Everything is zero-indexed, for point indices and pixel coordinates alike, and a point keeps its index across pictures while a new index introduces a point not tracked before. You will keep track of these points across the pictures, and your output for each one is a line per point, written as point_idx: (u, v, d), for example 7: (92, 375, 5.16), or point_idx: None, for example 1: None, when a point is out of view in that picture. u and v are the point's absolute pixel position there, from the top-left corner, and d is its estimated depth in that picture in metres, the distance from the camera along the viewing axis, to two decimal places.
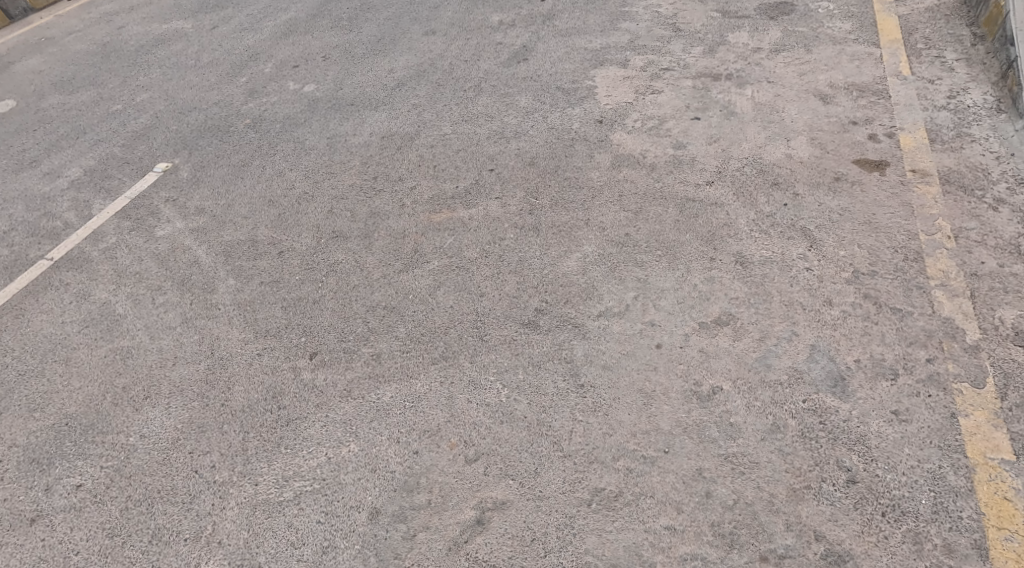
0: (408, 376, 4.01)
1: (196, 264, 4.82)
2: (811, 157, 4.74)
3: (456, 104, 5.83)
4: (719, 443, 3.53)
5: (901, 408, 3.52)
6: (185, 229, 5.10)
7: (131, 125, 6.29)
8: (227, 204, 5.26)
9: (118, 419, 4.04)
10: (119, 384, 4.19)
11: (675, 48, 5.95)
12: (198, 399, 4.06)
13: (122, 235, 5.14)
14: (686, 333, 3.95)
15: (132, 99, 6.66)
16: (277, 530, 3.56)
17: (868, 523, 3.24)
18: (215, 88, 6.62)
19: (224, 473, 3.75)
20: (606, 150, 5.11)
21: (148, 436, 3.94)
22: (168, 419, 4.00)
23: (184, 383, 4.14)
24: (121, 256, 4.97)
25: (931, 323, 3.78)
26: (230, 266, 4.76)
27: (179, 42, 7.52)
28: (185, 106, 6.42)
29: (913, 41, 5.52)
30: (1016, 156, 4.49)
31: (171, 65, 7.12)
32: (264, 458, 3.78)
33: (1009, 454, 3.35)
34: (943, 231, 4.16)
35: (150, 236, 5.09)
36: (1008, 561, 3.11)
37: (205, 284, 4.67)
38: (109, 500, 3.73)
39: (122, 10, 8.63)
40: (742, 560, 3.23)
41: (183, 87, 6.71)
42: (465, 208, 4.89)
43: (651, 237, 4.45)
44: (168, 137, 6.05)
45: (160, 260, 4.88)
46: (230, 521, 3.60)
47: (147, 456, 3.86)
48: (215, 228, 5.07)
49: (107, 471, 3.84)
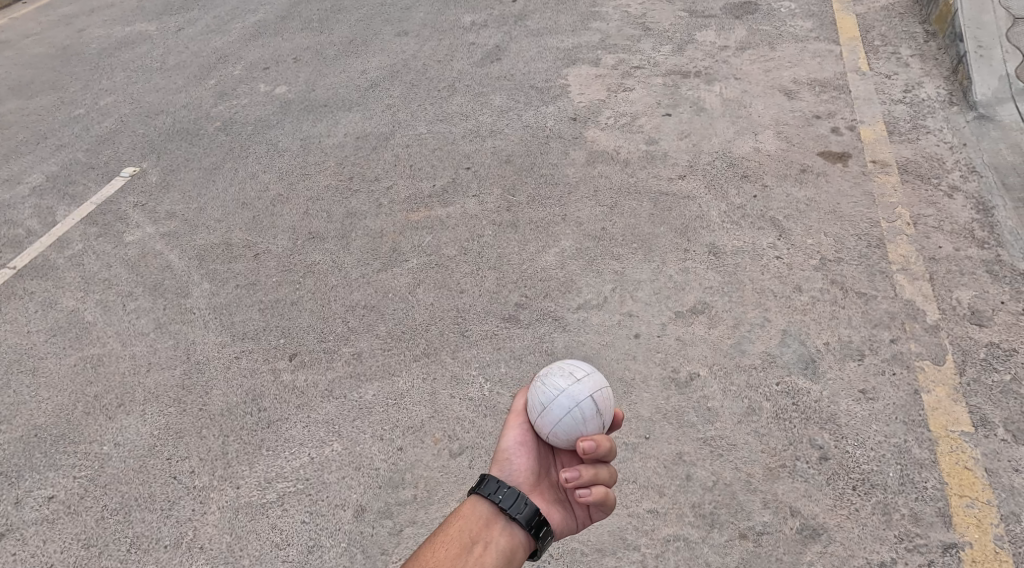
0: (390, 373, 4.12)
1: (168, 268, 4.89)
2: (777, 151, 4.91)
3: (431, 104, 5.94)
4: (697, 427, 3.68)
5: (868, 387, 3.70)
6: (155, 234, 5.16)
7: (94, 129, 6.33)
8: (199, 207, 5.33)
9: (90, 428, 4.09)
10: (90, 393, 4.25)
11: (644, 47, 6.11)
12: (175, 405, 4.13)
13: (89, 242, 5.19)
14: (663, 322, 4.10)
15: (95, 103, 6.69)
16: (260, 532, 3.62)
17: (840, 497, 3.40)
18: (183, 91, 6.67)
19: (204, 478, 3.82)
20: (579, 147, 5.25)
21: (123, 444, 4.00)
22: (142, 426, 4.06)
23: (159, 389, 4.21)
24: (89, 263, 5.02)
25: (894, 305, 3.96)
26: (204, 270, 4.84)
27: (144, 45, 7.55)
28: (152, 110, 6.47)
29: (871, 38, 5.73)
30: (968, 146, 4.69)
31: (136, 68, 7.15)
32: (245, 461, 3.86)
33: (968, 426, 3.53)
34: (903, 219, 4.35)
35: (118, 242, 5.15)
36: (969, 526, 3.28)
37: (178, 289, 4.75)
38: (84, 511, 3.77)
39: (82, 12, 8.63)
40: (722, 539, 3.36)
41: (149, 90, 6.75)
42: (442, 206, 5.01)
43: (627, 231, 4.60)
44: (134, 141, 6.11)
45: (130, 266, 4.94)
46: (211, 525, 3.66)
47: (122, 464, 3.92)
48: (187, 232, 5.15)
49: (80, 481, 3.88)
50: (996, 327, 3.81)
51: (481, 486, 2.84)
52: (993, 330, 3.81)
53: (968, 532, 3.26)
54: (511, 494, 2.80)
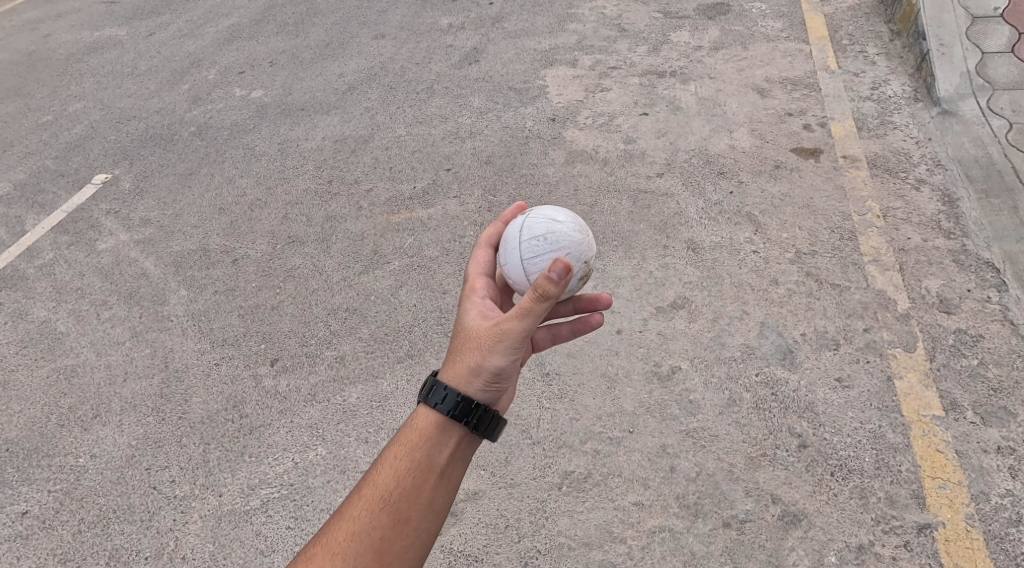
0: (373, 376, 4.19)
1: (144, 276, 4.92)
2: (751, 147, 5.01)
3: (409, 107, 6.00)
4: (679, 420, 3.77)
5: (843, 375, 3.81)
6: (130, 241, 5.19)
7: (64, 137, 6.34)
8: (175, 213, 5.36)
9: (65, 440, 4.12)
10: (64, 404, 4.28)
11: (621, 47, 6.20)
12: (153, 415, 4.16)
13: (60, 251, 5.21)
14: (644, 317, 4.19)
15: (64, 110, 6.69)
16: (244, 539, 3.68)
17: (819, 483, 3.50)
18: (156, 96, 6.68)
19: (184, 487, 3.86)
20: (559, 147, 5.33)
21: (99, 456, 4.03)
22: (120, 437, 4.09)
23: (136, 398, 4.24)
24: (61, 272, 5.04)
25: (867, 295, 4.08)
26: (181, 277, 4.88)
27: (113, 50, 7.55)
28: (123, 115, 6.47)
29: (839, 37, 5.87)
30: (933, 140, 4.83)
31: (105, 73, 7.15)
32: (227, 469, 3.90)
33: (939, 410, 3.65)
34: (873, 212, 4.47)
35: (91, 250, 5.17)
36: (943, 507, 3.38)
37: (155, 296, 4.78)
38: (60, 525, 3.80)
39: (48, 17, 8.60)
40: (706, 528, 3.45)
41: (120, 95, 6.76)
42: (423, 208, 5.07)
43: (607, 228, 4.68)
44: (105, 147, 6.12)
45: (104, 275, 4.97)
46: (193, 535, 3.70)
47: (98, 476, 3.95)
48: (163, 239, 5.17)
49: (56, 495, 3.91)
50: (963, 314, 3.94)
51: (444, 401, 2.70)
52: (961, 317, 3.93)
53: (941, 512, 3.37)
54: (490, 417, 2.75)
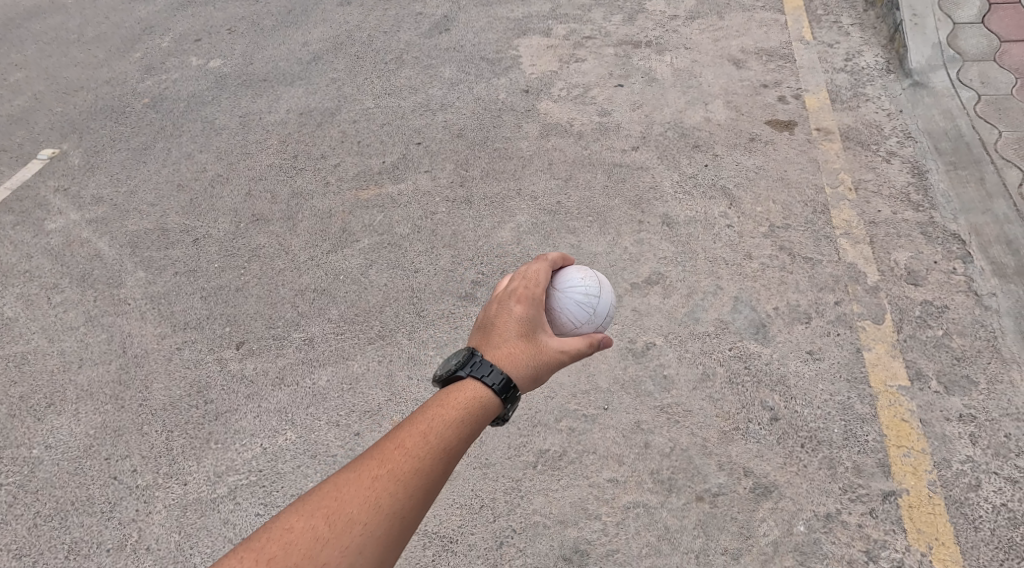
0: (343, 357, 4.10)
1: (96, 257, 4.75)
2: (727, 120, 4.98)
3: (377, 77, 5.86)
4: (654, 396, 3.75)
5: (815, 348, 3.82)
6: (80, 221, 5.00)
7: (6, 108, 6.09)
8: (129, 190, 5.18)
9: (17, 431, 3.97)
10: (14, 394, 4.12)
11: (595, 16, 6.11)
12: (111, 403, 4.03)
13: (5, 231, 5.01)
14: (620, 293, 4.15)
15: (6, 79, 6.42)
16: (210, 528, 3.58)
17: (790, 456, 3.51)
18: (106, 64, 6.43)
19: (147, 476, 3.75)
20: (533, 120, 5.25)
21: (54, 447, 3.89)
22: (77, 427, 3.95)
23: (93, 386, 4.10)
24: (7, 254, 4.85)
25: (838, 269, 4.09)
26: (138, 258, 4.72)
27: (59, 15, 7.25)
28: (70, 85, 6.22)
29: (813, 7, 5.84)
30: (904, 113, 4.84)
31: (49, 40, 6.86)
32: (191, 457, 3.80)
33: (906, 381, 3.68)
34: (845, 184, 4.48)
35: (39, 230, 4.98)
36: (908, 475, 3.42)
37: (110, 278, 4.61)
38: (15, 519, 3.67)
39: None
40: (680, 503, 3.44)
41: (66, 64, 6.50)
42: (392, 183, 4.96)
43: (581, 203, 4.63)
44: (51, 120, 5.88)
45: (54, 256, 4.79)
46: (157, 525, 3.60)
47: (55, 467, 3.82)
48: (117, 217, 4.99)
49: (9, 488, 3.77)
50: (930, 286, 3.97)
51: (490, 376, 2.42)
52: (928, 288, 3.96)
53: (906, 480, 3.41)
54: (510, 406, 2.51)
